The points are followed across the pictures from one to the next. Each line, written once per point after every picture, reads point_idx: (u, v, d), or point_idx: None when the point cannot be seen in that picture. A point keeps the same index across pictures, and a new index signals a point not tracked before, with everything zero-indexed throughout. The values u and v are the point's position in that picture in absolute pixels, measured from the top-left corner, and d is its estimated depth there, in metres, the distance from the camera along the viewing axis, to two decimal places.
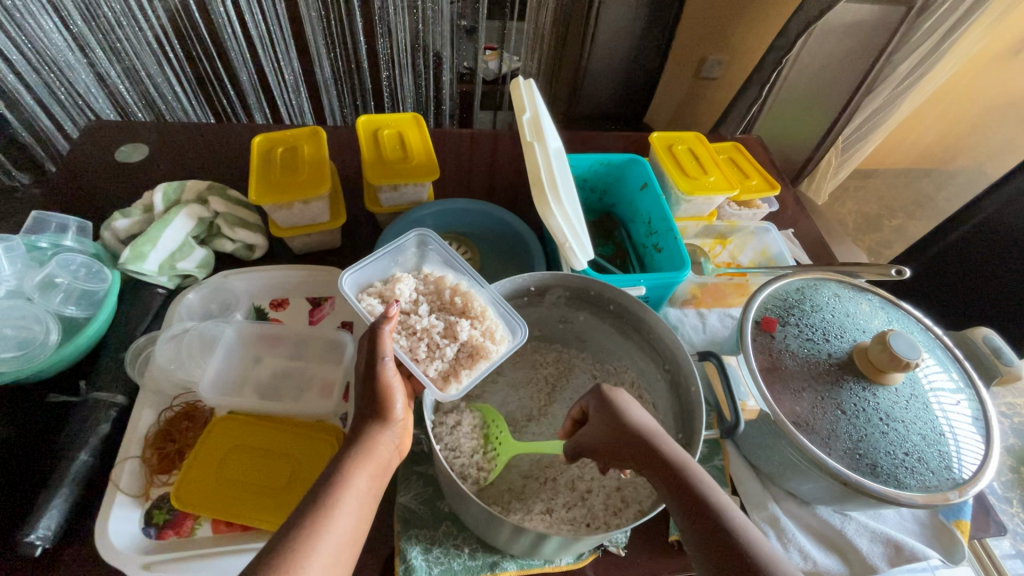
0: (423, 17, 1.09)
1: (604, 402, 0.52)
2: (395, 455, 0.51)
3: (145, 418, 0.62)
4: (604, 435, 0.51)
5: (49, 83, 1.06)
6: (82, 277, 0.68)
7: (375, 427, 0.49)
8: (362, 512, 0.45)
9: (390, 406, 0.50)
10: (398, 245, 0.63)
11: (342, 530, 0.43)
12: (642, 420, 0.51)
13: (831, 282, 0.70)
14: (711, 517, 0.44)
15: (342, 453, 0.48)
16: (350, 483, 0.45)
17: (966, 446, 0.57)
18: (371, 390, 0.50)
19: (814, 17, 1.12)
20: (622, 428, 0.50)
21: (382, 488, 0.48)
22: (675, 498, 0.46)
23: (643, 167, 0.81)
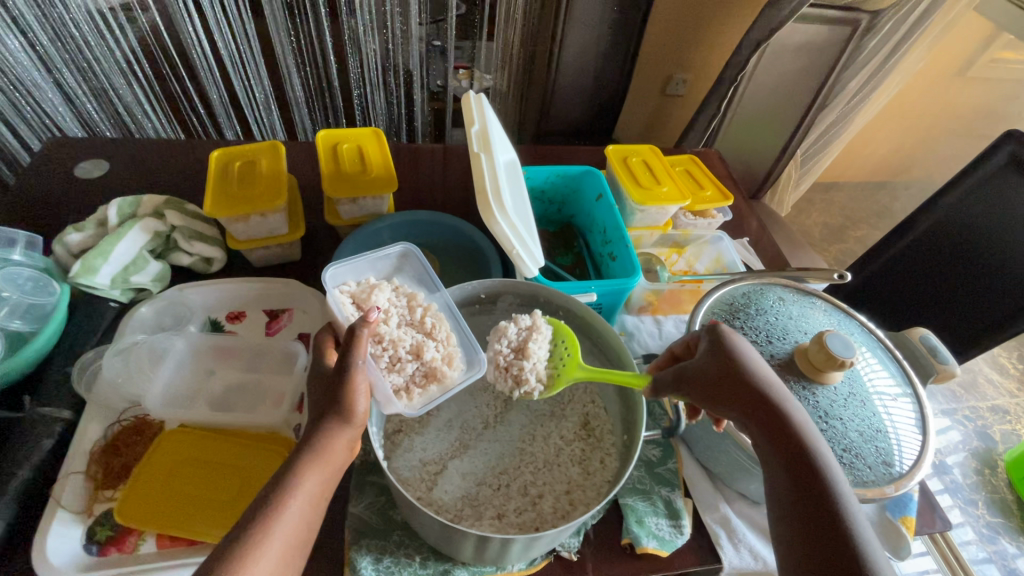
0: (392, 37, 1.12)
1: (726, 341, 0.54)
2: (349, 454, 0.51)
3: (92, 432, 0.61)
4: (712, 365, 0.53)
5: (15, 102, 1.03)
6: (29, 291, 0.67)
7: (333, 427, 0.48)
8: (309, 513, 0.46)
9: (352, 407, 0.49)
10: (379, 254, 0.64)
11: (290, 536, 0.43)
12: (755, 360, 0.53)
13: (777, 287, 0.72)
14: (804, 457, 0.47)
15: (296, 453, 0.47)
16: (300, 486, 0.45)
17: (904, 441, 0.59)
18: (335, 389, 0.49)
19: (766, 36, 1.17)
20: (736, 363, 0.52)
21: (332, 487, 0.48)
22: (766, 424, 0.49)
23: (598, 179, 0.83)
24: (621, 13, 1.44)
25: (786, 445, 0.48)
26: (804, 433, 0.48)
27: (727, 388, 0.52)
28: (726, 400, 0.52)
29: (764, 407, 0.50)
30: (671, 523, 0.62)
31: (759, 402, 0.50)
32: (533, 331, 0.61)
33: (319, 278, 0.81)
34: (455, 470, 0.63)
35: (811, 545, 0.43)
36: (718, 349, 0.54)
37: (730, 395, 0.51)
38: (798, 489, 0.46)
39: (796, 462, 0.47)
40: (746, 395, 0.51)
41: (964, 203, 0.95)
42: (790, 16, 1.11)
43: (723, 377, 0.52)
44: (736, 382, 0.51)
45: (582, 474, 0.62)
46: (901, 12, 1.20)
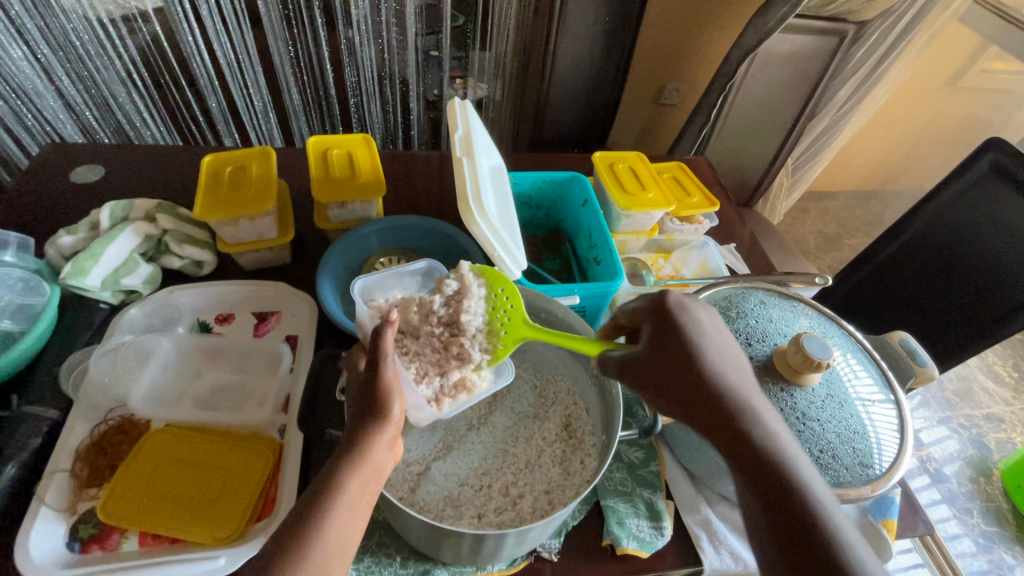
0: (388, 47, 1.14)
1: (665, 323, 0.51)
2: (389, 459, 0.52)
3: (77, 431, 0.62)
4: (652, 351, 0.51)
5: (18, 111, 1.05)
6: (20, 291, 0.68)
7: (371, 428, 0.50)
8: (354, 517, 0.46)
9: (388, 407, 0.51)
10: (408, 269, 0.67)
11: (331, 539, 0.44)
12: (697, 334, 0.51)
13: (760, 291, 0.73)
14: (741, 441, 0.44)
15: (337, 457, 0.48)
16: (341, 487, 0.46)
17: (883, 442, 0.60)
18: (371, 392, 0.51)
19: (753, 46, 1.19)
20: (681, 340, 0.50)
21: (376, 492, 0.49)
22: (707, 411, 0.47)
23: (584, 185, 0.85)
24: (614, 24, 1.46)
25: (732, 421, 0.46)
26: (750, 418, 0.45)
27: (670, 368, 0.50)
28: (670, 388, 0.49)
29: (707, 385, 0.47)
30: (651, 525, 0.62)
31: (702, 381, 0.48)
32: (461, 298, 0.61)
33: (308, 281, 0.82)
34: (437, 471, 0.63)
35: (774, 536, 0.41)
36: (660, 326, 0.52)
37: (671, 383, 0.49)
38: (751, 468, 0.43)
39: (741, 439, 0.45)
40: (686, 382, 0.48)
41: (950, 210, 0.96)
42: (776, 27, 1.13)
43: (667, 357, 0.50)
44: (678, 361, 0.49)
45: (562, 475, 0.63)
46: (886, 23, 1.22)
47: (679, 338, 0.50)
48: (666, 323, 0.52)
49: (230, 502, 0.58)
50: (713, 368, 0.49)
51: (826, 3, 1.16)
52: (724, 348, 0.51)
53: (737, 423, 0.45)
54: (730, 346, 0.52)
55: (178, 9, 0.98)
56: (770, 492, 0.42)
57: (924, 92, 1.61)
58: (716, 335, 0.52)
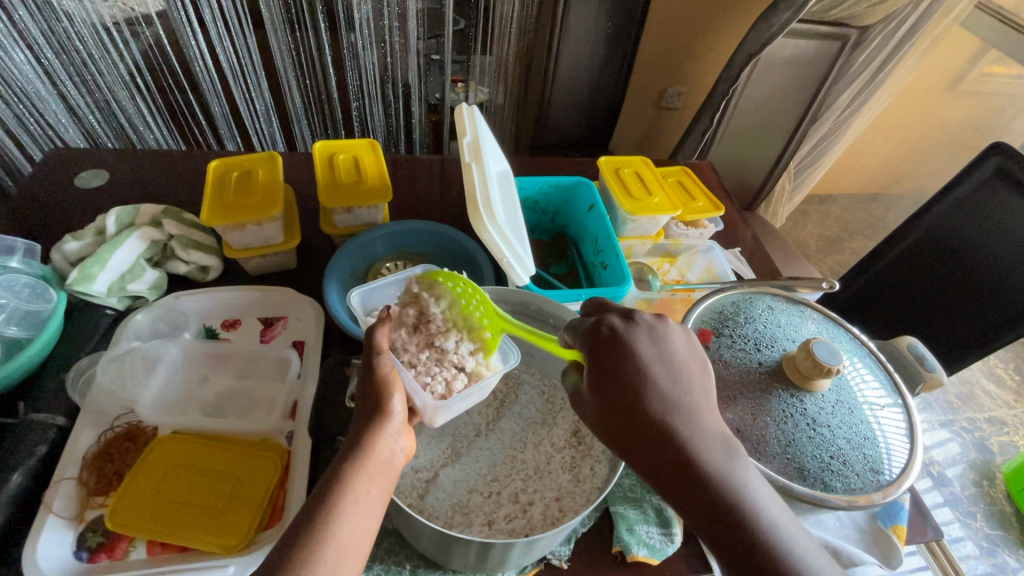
0: (390, 51, 1.14)
1: (609, 351, 0.49)
2: (400, 455, 0.52)
3: (85, 439, 0.61)
4: (598, 379, 0.49)
5: (19, 114, 1.05)
6: (25, 297, 0.68)
7: (375, 428, 0.50)
8: (368, 515, 0.47)
9: (389, 404, 0.51)
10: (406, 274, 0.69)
11: (345, 537, 0.44)
12: (638, 374, 0.48)
13: (767, 296, 0.73)
14: (690, 476, 0.45)
15: (343, 458, 0.48)
16: (350, 485, 0.46)
17: (893, 448, 0.59)
18: (371, 390, 0.52)
19: (756, 51, 1.19)
20: (621, 384, 0.48)
21: (388, 488, 0.49)
22: (654, 444, 0.46)
23: (589, 190, 0.85)
24: (617, 28, 1.47)
25: (679, 472, 0.45)
26: (697, 451, 0.46)
27: (613, 418, 0.48)
28: (614, 418, 0.48)
29: (650, 436, 0.46)
30: (661, 531, 0.62)
31: (646, 434, 0.46)
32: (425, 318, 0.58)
33: (314, 286, 0.82)
34: (446, 478, 0.63)
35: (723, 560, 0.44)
36: (600, 367, 0.49)
37: (617, 413, 0.48)
38: (703, 516, 0.44)
39: (690, 489, 0.45)
40: (631, 415, 0.47)
41: (954, 214, 0.96)
42: (780, 31, 1.13)
43: (610, 406, 0.48)
44: (620, 409, 0.48)
45: (572, 482, 0.62)
46: (889, 27, 1.22)
47: (619, 381, 0.48)
48: (606, 363, 0.49)
49: (238, 510, 0.58)
50: (659, 398, 0.47)
51: (831, 8, 1.15)
52: (667, 379, 0.48)
53: (683, 472, 0.45)
54: (677, 375, 0.49)
55: (181, 14, 0.96)
56: (716, 533, 0.44)
57: (925, 95, 1.61)
58: (663, 353, 0.50)
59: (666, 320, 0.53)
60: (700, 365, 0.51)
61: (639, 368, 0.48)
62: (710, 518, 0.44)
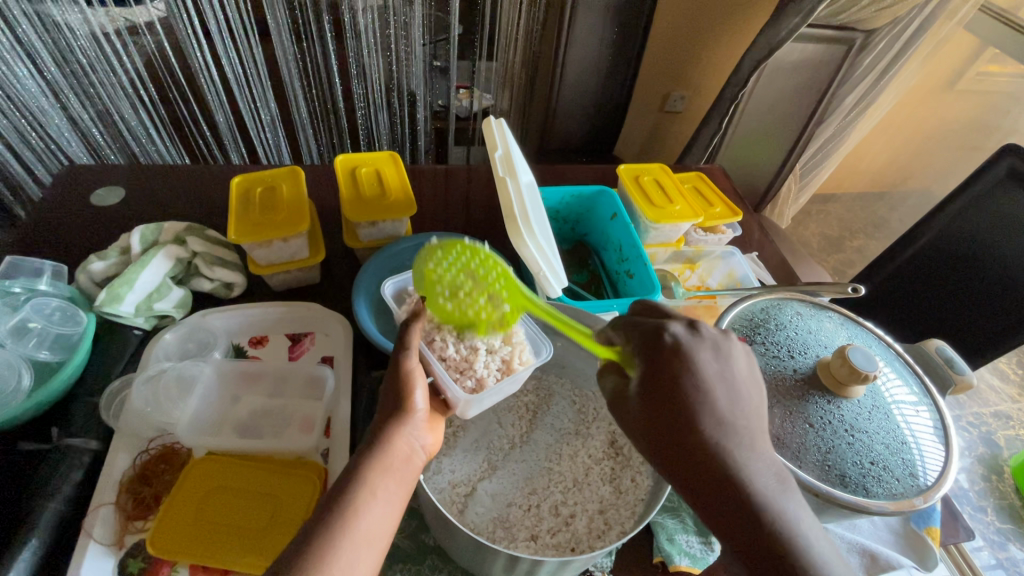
0: (396, 59, 1.13)
1: (661, 363, 0.48)
2: (419, 454, 0.53)
3: (120, 462, 0.61)
4: (649, 388, 0.48)
5: (21, 128, 1.03)
6: (57, 321, 0.68)
7: (394, 425, 0.51)
8: (387, 510, 0.47)
9: (411, 400, 0.52)
10: None
11: (363, 531, 0.45)
12: (694, 390, 0.47)
13: (794, 301, 0.73)
14: (733, 492, 0.44)
15: (362, 454, 0.49)
16: (367, 478, 0.47)
17: (929, 453, 0.60)
18: (394, 385, 0.53)
19: (764, 56, 1.20)
20: (677, 397, 0.47)
21: (407, 485, 0.49)
22: (700, 456, 0.46)
23: (612, 199, 0.85)
24: (621, 35, 1.47)
25: (723, 488, 0.45)
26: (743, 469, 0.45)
27: (662, 429, 0.48)
28: (661, 427, 0.48)
29: (698, 450, 0.46)
30: (700, 540, 0.62)
31: (695, 448, 0.46)
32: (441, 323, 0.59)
33: (339, 300, 0.81)
34: (485, 492, 0.63)
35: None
36: (653, 379, 0.48)
37: (665, 423, 0.47)
38: (739, 536, 0.44)
39: (730, 507, 0.44)
40: (679, 426, 0.46)
41: (966, 215, 0.98)
42: (788, 36, 1.15)
43: (660, 418, 0.48)
44: (672, 422, 0.47)
45: (613, 493, 0.63)
46: (894, 31, 1.25)
47: (672, 396, 0.47)
48: (661, 374, 0.48)
49: (279, 530, 0.57)
50: (712, 414, 0.46)
51: (836, 14, 1.19)
52: (723, 397, 0.47)
53: (728, 490, 0.44)
54: (736, 394, 0.48)
55: (186, 26, 0.95)
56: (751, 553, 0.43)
57: (924, 95, 1.64)
58: (724, 369, 0.48)
59: (731, 337, 0.51)
60: (758, 387, 0.50)
61: (696, 383, 0.47)
62: (747, 536, 0.44)
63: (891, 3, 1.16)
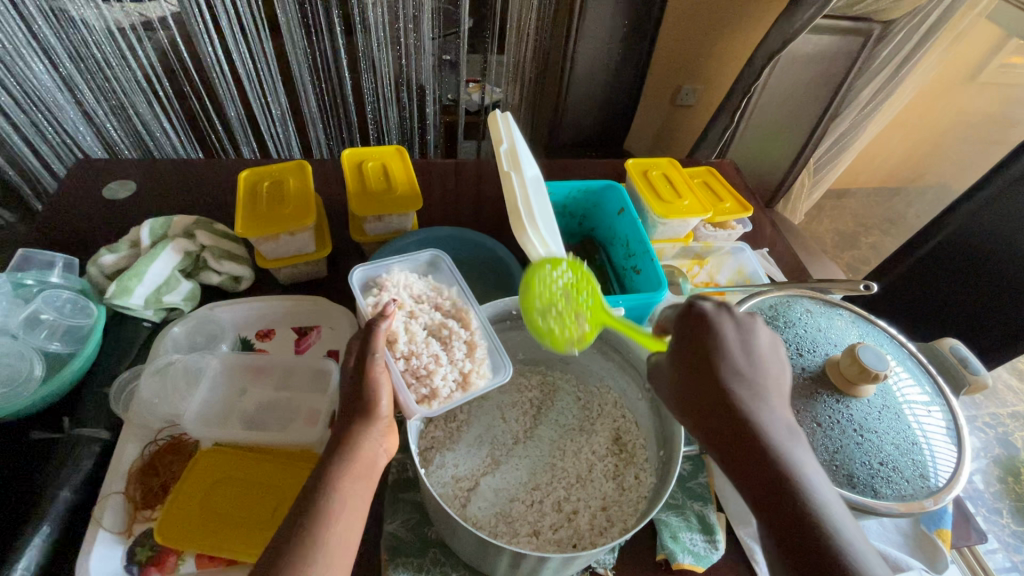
0: (405, 53, 1.12)
1: (691, 334, 0.49)
2: (385, 455, 0.52)
3: (129, 453, 0.62)
4: (680, 360, 0.50)
5: (37, 122, 1.04)
6: (68, 312, 0.69)
7: (359, 429, 0.50)
8: (355, 516, 0.47)
9: (376, 404, 0.51)
10: (413, 258, 0.67)
11: (336, 537, 0.45)
12: (721, 361, 0.48)
13: (804, 298, 0.72)
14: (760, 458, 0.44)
15: (328, 458, 0.48)
16: (339, 489, 0.47)
17: (940, 454, 0.59)
18: (358, 391, 0.51)
19: (777, 48, 1.17)
20: (704, 369, 0.48)
21: (373, 488, 0.49)
22: (725, 422, 0.46)
23: (620, 193, 0.84)
24: (632, 27, 1.46)
25: (753, 456, 0.44)
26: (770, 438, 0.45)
27: (693, 401, 0.48)
28: (691, 394, 0.48)
29: (727, 419, 0.46)
30: (704, 538, 0.62)
31: (723, 416, 0.46)
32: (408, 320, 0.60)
33: (345, 295, 0.82)
34: (487, 487, 0.63)
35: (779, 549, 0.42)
36: (684, 350, 0.50)
37: (697, 390, 0.48)
38: (770, 508, 0.43)
39: (760, 477, 0.44)
40: (709, 394, 0.47)
41: (982, 212, 0.95)
42: (802, 28, 1.12)
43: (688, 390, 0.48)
44: (701, 394, 0.47)
45: (617, 490, 0.63)
46: (912, 22, 1.22)
47: (699, 363, 0.48)
48: (692, 348, 0.49)
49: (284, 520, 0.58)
50: (741, 387, 0.47)
51: (854, 3, 1.17)
52: (753, 372, 0.48)
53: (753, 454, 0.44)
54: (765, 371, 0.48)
55: (198, 20, 0.95)
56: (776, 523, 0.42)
57: (944, 89, 1.60)
58: (761, 349, 0.49)
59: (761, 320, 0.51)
60: (780, 369, 0.50)
61: (725, 356, 0.48)
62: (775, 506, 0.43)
63: None
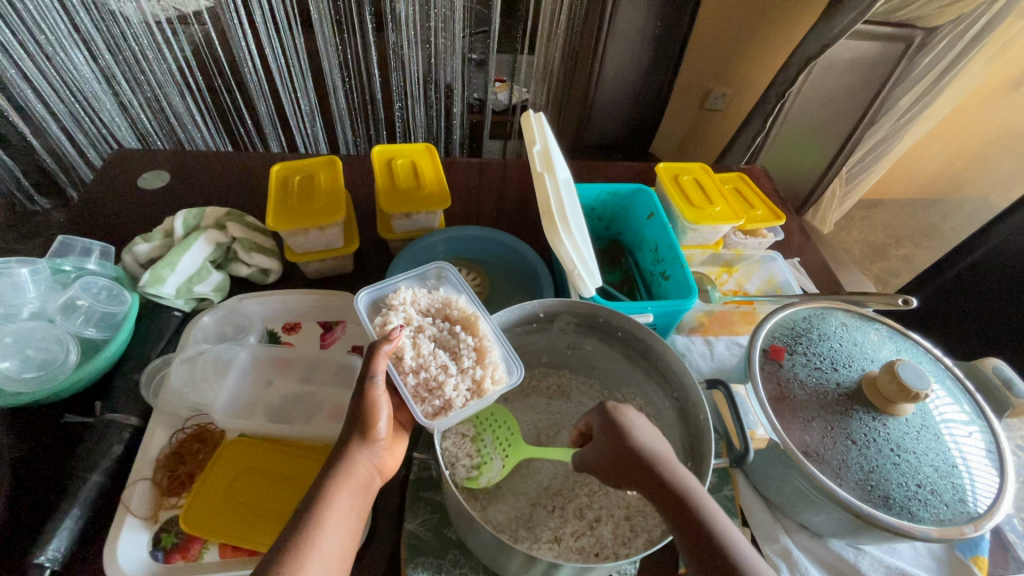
0: (435, 51, 1.12)
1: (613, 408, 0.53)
2: (376, 475, 0.52)
3: (157, 439, 0.63)
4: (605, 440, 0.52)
5: (75, 112, 1.09)
6: (103, 299, 0.70)
7: (356, 446, 0.50)
8: (344, 531, 0.47)
9: (374, 426, 0.50)
10: (419, 273, 0.65)
11: (328, 546, 0.44)
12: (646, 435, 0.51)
13: (838, 311, 0.70)
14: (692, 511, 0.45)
15: (323, 470, 0.48)
16: (333, 500, 0.47)
17: (980, 479, 0.56)
18: (356, 410, 0.51)
19: (814, 53, 1.14)
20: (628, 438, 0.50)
21: (364, 507, 0.49)
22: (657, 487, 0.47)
23: (650, 198, 0.83)
24: (663, 29, 1.44)
25: (688, 521, 0.45)
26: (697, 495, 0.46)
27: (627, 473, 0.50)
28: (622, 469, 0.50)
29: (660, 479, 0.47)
30: None
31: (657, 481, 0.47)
32: (416, 337, 0.58)
33: None
34: (508, 490, 0.63)
35: None
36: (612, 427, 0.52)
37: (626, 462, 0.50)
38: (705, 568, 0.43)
39: (698, 535, 0.44)
40: (637, 462, 0.49)
41: None
42: (842, 33, 1.08)
43: (617, 457, 0.50)
44: (636, 467, 0.49)
45: (641, 499, 0.61)
46: (957, 28, 1.16)
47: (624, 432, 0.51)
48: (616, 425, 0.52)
49: None
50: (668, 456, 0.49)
51: (897, 9, 1.13)
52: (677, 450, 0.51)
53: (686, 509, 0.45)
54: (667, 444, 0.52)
55: (231, 14, 0.96)
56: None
57: (985, 99, 1.54)
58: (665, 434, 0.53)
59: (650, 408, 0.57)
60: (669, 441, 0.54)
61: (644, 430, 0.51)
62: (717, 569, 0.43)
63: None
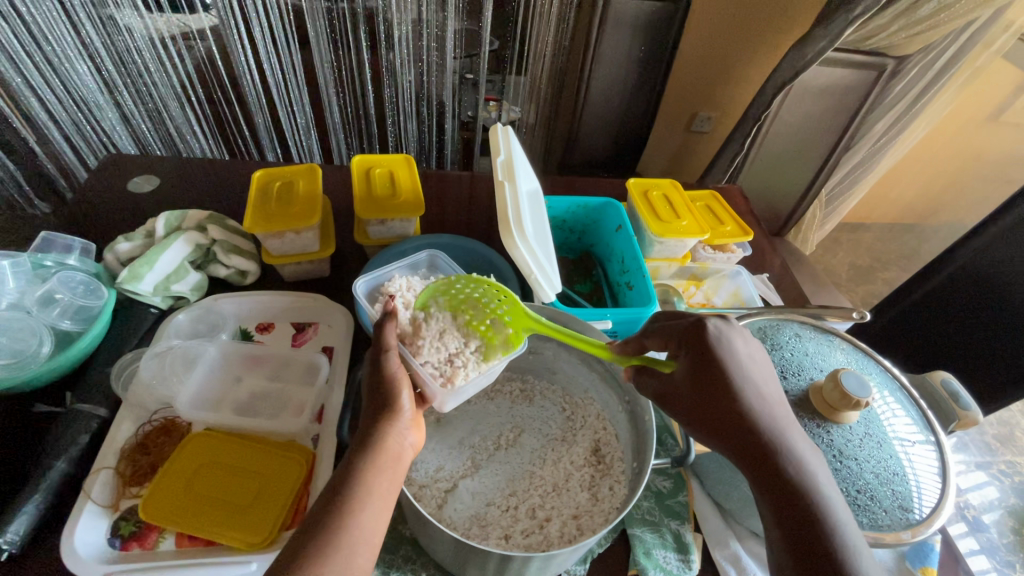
0: (428, 69, 1.16)
1: (707, 347, 0.51)
2: (409, 451, 0.51)
3: (124, 431, 0.65)
4: (692, 377, 0.50)
5: (77, 121, 1.12)
6: (80, 293, 0.73)
7: (386, 425, 0.49)
8: (382, 509, 0.46)
9: (399, 401, 0.50)
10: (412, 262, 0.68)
11: (363, 527, 0.44)
12: (743, 379, 0.49)
13: (794, 322, 0.72)
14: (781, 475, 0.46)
15: (354, 457, 0.47)
16: (368, 483, 0.46)
17: (922, 488, 0.57)
18: (379, 390, 0.50)
19: (788, 78, 1.18)
20: (724, 385, 0.49)
21: (399, 483, 0.48)
22: (742, 438, 0.48)
23: (618, 211, 0.86)
24: (649, 54, 1.49)
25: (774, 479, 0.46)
26: (786, 456, 0.46)
27: (710, 418, 0.49)
28: (706, 410, 0.50)
29: (749, 434, 0.48)
30: (678, 557, 0.61)
31: (749, 432, 0.48)
32: None
33: (345, 294, 0.84)
34: (465, 489, 0.64)
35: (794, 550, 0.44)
36: (698, 367, 0.50)
37: (711, 407, 0.49)
38: (785, 524, 0.45)
39: (779, 489, 0.45)
40: (726, 411, 0.48)
41: None
42: (815, 59, 1.13)
43: (701, 396, 0.50)
44: (725, 415, 0.48)
45: (590, 500, 0.63)
46: (926, 59, 1.22)
47: (714, 378, 0.49)
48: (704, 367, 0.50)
49: (265, 507, 0.59)
50: (762, 407, 0.49)
51: (866, 38, 1.18)
52: (774, 399, 0.50)
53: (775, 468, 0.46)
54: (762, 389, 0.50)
55: (233, 29, 1.00)
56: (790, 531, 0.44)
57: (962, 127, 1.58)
58: (762, 371, 0.52)
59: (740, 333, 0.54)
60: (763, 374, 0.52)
61: (740, 375, 0.50)
62: (788, 521, 0.45)
63: (922, 30, 1.13)
